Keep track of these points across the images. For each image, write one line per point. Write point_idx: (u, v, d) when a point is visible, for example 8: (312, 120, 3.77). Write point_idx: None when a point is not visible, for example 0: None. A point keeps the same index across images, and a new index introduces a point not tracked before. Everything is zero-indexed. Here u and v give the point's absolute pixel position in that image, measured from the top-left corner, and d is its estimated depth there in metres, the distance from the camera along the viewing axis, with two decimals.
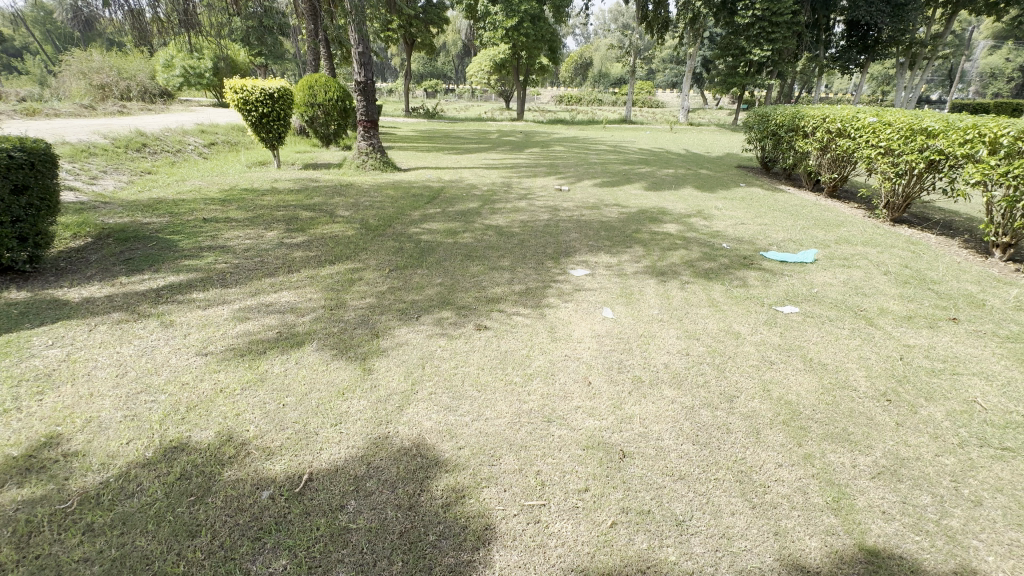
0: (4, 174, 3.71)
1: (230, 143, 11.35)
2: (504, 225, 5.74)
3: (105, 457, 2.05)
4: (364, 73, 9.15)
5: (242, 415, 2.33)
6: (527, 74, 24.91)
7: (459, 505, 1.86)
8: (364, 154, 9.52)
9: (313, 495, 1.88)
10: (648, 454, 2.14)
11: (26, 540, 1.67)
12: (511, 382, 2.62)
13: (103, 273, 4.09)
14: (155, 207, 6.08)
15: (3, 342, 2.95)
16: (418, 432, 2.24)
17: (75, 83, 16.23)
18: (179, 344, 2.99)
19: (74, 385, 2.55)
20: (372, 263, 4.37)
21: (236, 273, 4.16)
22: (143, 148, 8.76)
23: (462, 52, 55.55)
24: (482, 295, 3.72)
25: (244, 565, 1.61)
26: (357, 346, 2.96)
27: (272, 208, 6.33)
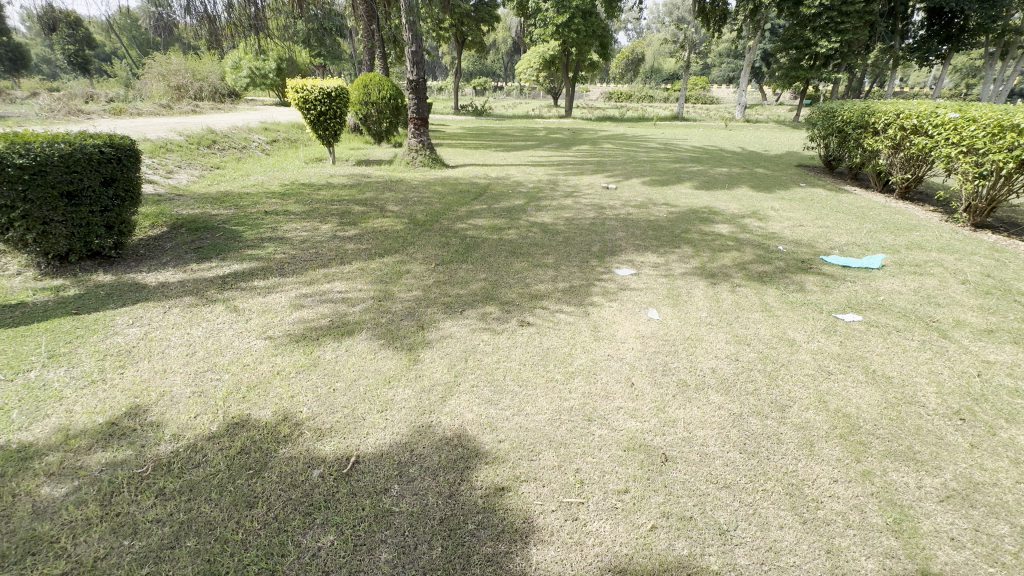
0: (95, 168, 4.10)
1: (291, 140, 11.95)
2: (549, 223, 5.73)
3: (176, 428, 2.23)
4: (416, 71, 9.37)
5: (296, 397, 2.47)
6: (576, 71, 24.68)
7: (498, 497, 1.89)
8: (414, 150, 9.74)
9: (360, 477, 1.97)
10: (692, 459, 2.08)
11: (109, 498, 1.85)
12: (552, 379, 2.63)
13: (177, 260, 4.44)
14: (223, 199, 6.52)
15: (92, 319, 3.26)
16: (460, 423, 2.28)
17: (155, 84, 17.62)
18: (241, 328, 3.19)
19: (150, 361, 2.79)
20: (419, 257, 4.49)
21: (293, 263, 4.39)
22: (213, 144, 9.39)
23: (511, 49, 55.78)
24: (525, 291, 3.74)
25: (295, 538, 1.70)
26: (403, 336, 3.05)
27: (326, 202, 6.62)
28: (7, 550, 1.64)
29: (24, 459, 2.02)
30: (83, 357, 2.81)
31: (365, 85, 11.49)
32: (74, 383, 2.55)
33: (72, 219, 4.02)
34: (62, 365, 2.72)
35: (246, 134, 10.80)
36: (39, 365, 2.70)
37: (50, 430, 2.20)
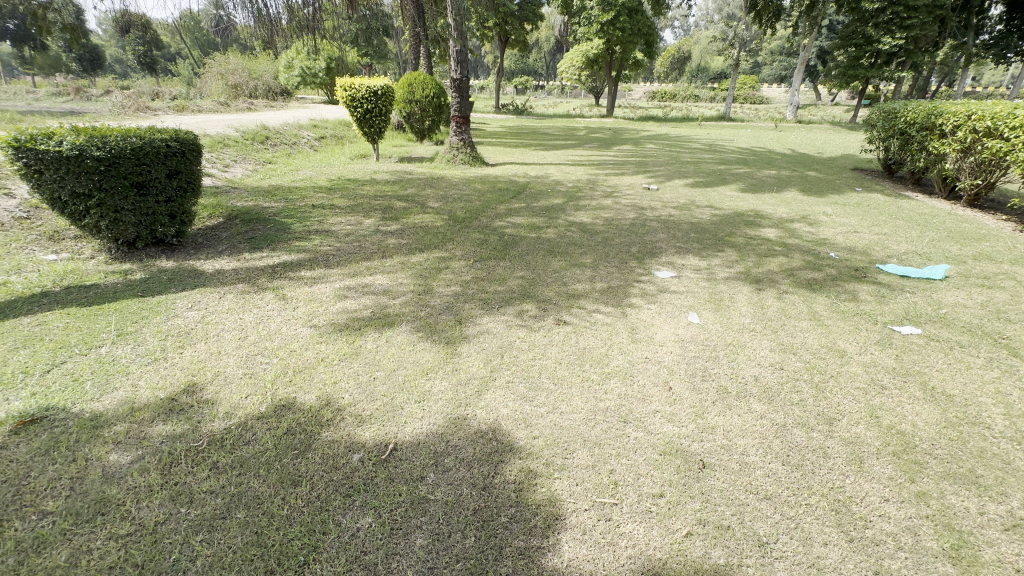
0: (161, 161, 4.38)
1: (337, 137, 12.36)
2: (589, 223, 5.68)
3: (229, 407, 2.37)
4: (461, 70, 9.49)
5: (339, 384, 2.56)
6: (619, 70, 24.33)
7: (531, 491, 1.90)
8: (455, 148, 9.87)
9: (397, 463, 2.03)
10: (731, 468, 2.03)
11: (169, 468, 1.98)
12: (588, 378, 2.61)
13: (231, 249, 4.69)
14: (274, 193, 6.83)
15: (155, 302, 3.50)
16: (495, 417, 2.31)
17: (214, 83, 18.60)
18: (289, 315, 3.34)
19: (207, 343, 2.96)
20: (458, 253, 4.55)
21: (338, 255, 4.55)
22: (266, 140, 9.83)
23: (554, 48, 55.59)
24: (562, 290, 3.74)
25: (336, 517, 1.78)
26: (442, 330, 3.11)
27: (370, 197, 6.81)
28: (80, 508, 1.79)
29: (95, 427, 2.20)
30: (147, 336, 3.02)
31: (409, 84, 11.73)
32: (140, 360, 2.75)
33: (140, 208, 4.30)
34: (129, 343, 2.93)
35: (297, 131, 11.25)
36: (110, 342, 2.92)
37: (118, 402, 2.38)
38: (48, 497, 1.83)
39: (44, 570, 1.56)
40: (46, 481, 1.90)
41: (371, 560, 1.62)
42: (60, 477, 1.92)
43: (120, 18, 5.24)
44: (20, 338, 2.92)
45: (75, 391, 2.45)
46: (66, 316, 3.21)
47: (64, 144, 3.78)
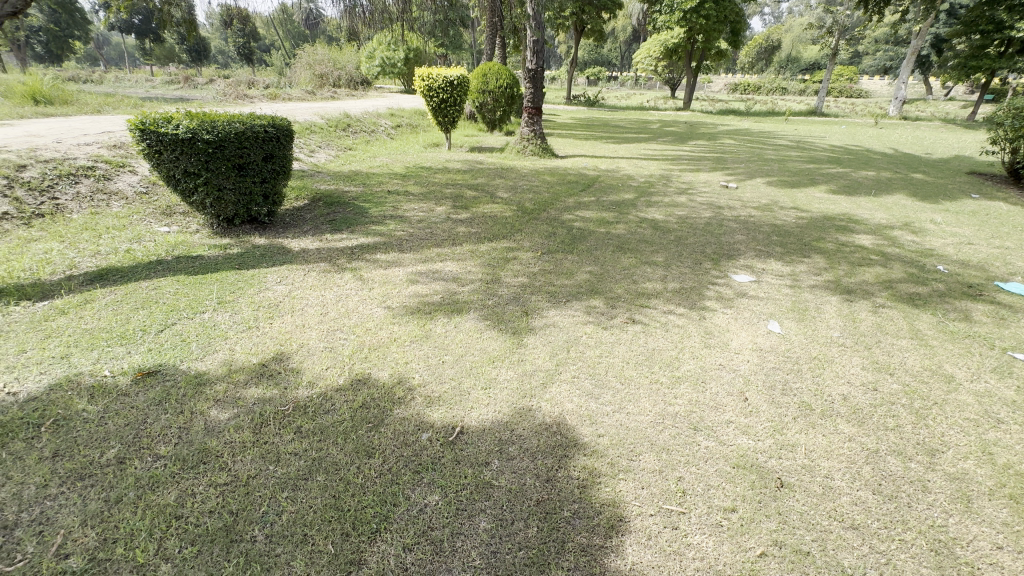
0: (259, 145, 4.74)
1: (412, 125, 12.78)
2: (661, 220, 5.48)
3: (311, 376, 2.55)
4: (536, 60, 9.42)
5: (410, 364, 2.68)
6: (699, 60, 23.16)
7: (594, 489, 1.89)
8: (526, 139, 9.87)
9: (464, 446, 2.09)
10: (812, 490, 1.89)
11: (259, 428, 2.17)
12: (656, 381, 2.54)
13: (315, 229, 5.01)
14: (354, 178, 7.19)
15: (250, 274, 3.82)
16: (560, 411, 2.31)
17: (303, 73, 19.94)
18: (365, 295, 3.52)
19: (293, 315, 3.19)
20: (526, 245, 4.56)
21: (411, 240, 4.73)
22: (348, 128, 10.35)
23: (630, 37, 53.97)
24: (631, 288, 3.65)
25: (405, 491, 1.86)
26: (508, 320, 3.14)
27: (441, 186, 6.99)
28: (187, 455, 2.00)
29: (199, 384, 2.45)
30: (242, 305, 3.30)
31: (484, 74, 11.83)
32: (236, 327, 3.02)
33: (240, 188, 4.69)
34: (227, 310, 3.22)
35: (375, 119, 11.74)
36: (211, 309, 3.23)
37: (219, 363, 2.64)
38: (161, 441, 2.07)
39: (157, 505, 1.76)
40: (159, 427, 2.14)
41: (438, 537, 1.68)
42: (170, 425, 2.16)
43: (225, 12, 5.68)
44: (139, 299, 3.30)
45: (183, 350, 2.74)
46: (176, 283, 3.58)
47: (181, 127, 4.20)
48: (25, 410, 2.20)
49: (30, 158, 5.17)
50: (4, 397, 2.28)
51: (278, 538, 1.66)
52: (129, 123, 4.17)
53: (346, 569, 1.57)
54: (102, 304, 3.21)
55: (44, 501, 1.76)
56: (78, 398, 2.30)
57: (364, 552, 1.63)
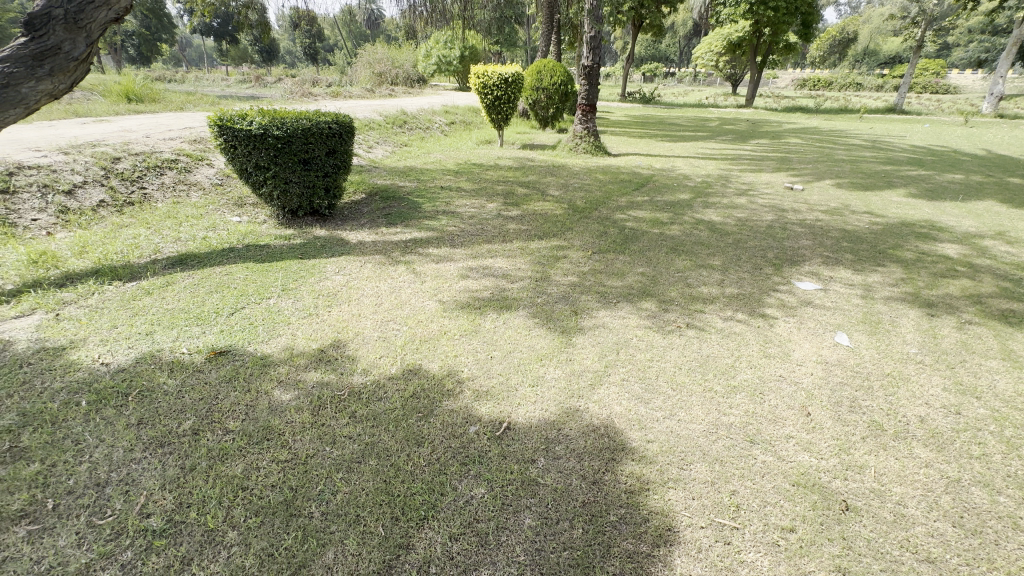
0: (323, 141, 4.95)
1: (466, 122, 12.95)
2: (718, 222, 5.27)
3: (366, 364, 2.65)
4: (593, 56, 9.28)
5: (459, 357, 2.72)
6: (765, 54, 22.00)
7: (642, 496, 1.84)
8: (579, 137, 9.77)
9: (510, 442, 2.10)
10: (882, 517, 1.76)
11: (318, 410, 2.28)
12: (710, 389, 2.44)
13: (371, 223, 5.19)
14: (409, 173, 7.40)
15: (311, 264, 4.01)
16: (608, 413, 2.27)
17: (363, 72, 20.72)
18: (417, 288, 3.62)
19: (349, 305, 3.33)
20: (577, 243, 4.52)
21: (462, 236, 4.81)
22: (404, 125, 10.64)
23: (690, 31, 52.14)
24: (685, 291, 3.53)
25: (452, 482, 1.90)
26: (557, 319, 3.13)
27: (493, 182, 7.04)
28: (252, 431, 2.13)
29: (265, 365, 2.62)
30: (304, 293, 3.48)
31: (538, 71, 11.80)
32: (298, 313, 3.19)
33: (304, 181, 4.93)
34: (290, 297, 3.41)
35: (431, 116, 12.00)
36: (276, 295, 3.42)
37: (282, 347, 2.80)
38: (231, 416, 2.22)
39: (225, 476, 1.90)
40: (228, 404, 2.30)
41: (483, 529, 1.70)
42: (238, 402, 2.31)
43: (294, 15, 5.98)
44: (213, 283, 3.55)
45: (251, 333, 2.93)
46: (245, 270, 3.83)
47: (254, 124, 4.49)
48: (115, 379, 2.43)
49: (124, 151, 5.69)
50: (99, 367, 2.52)
51: (333, 517, 1.74)
52: (210, 120, 4.52)
53: (396, 552, 1.62)
54: (181, 287, 3.48)
55: (130, 464, 1.94)
56: (159, 372, 2.52)
57: (412, 537, 1.67)
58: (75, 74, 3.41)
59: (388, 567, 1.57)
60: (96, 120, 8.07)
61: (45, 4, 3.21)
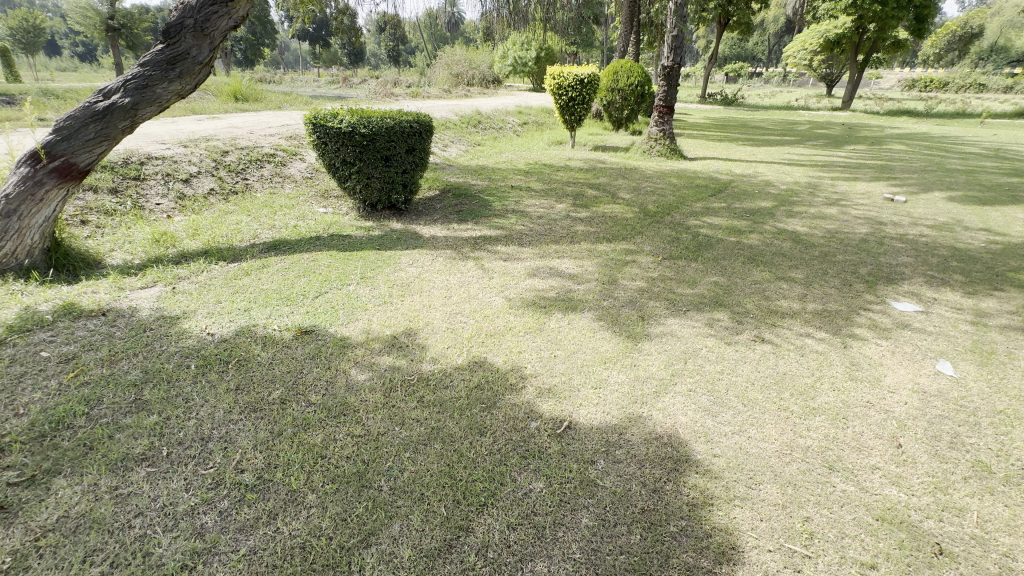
0: (403, 138, 5.20)
1: (538, 122, 13.05)
2: (803, 233, 4.92)
3: (434, 353, 2.77)
4: (673, 56, 8.97)
5: (523, 354, 2.77)
6: (868, 53, 20.15)
7: (705, 510, 1.79)
8: (654, 139, 9.51)
9: (571, 441, 2.11)
10: (984, 567, 1.59)
11: (389, 392, 2.43)
12: (785, 409, 2.31)
13: (443, 219, 5.39)
14: (481, 172, 7.59)
15: (387, 255, 4.25)
16: (672, 423, 2.22)
17: (441, 73, 21.56)
18: (485, 284, 3.72)
19: (420, 296, 3.50)
20: (647, 248, 4.42)
21: (530, 235, 4.87)
22: (478, 125, 10.91)
23: (782, 29, 48.94)
24: (762, 304, 3.34)
25: (512, 474, 1.94)
26: (624, 323, 3.09)
27: (562, 183, 7.04)
28: (331, 405, 2.31)
29: (344, 346, 2.82)
30: (380, 282, 3.70)
31: (615, 72, 11.64)
32: (374, 300, 3.40)
33: (385, 177, 5.21)
34: (368, 285, 3.64)
35: (504, 116, 12.21)
36: (356, 283, 3.66)
37: (359, 331, 3.00)
38: (313, 390, 2.42)
39: (307, 443, 2.07)
40: (312, 378, 2.51)
41: (540, 522, 1.73)
42: (320, 378, 2.52)
43: (381, 19, 6.33)
44: (301, 268, 3.87)
45: (332, 316, 3.16)
46: (329, 257, 4.13)
47: (344, 122, 4.87)
48: (219, 348, 2.73)
49: (231, 145, 6.33)
50: (205, 336, 2.84)
51: (400, 492, 1.85)
52: (306, 118, 4.97)
53: (456, 533, 1.70)
54: (274, 270, 3.82)
55: (229, 424, 2.18)
56: (254, 344, 2.79)
57: (472, 521, 1.74)
58: (199, 76, 3.85)
59: (449, 547, 1.65)
60: (210, 117, 9.04)
61: (178, 15, 3.66)
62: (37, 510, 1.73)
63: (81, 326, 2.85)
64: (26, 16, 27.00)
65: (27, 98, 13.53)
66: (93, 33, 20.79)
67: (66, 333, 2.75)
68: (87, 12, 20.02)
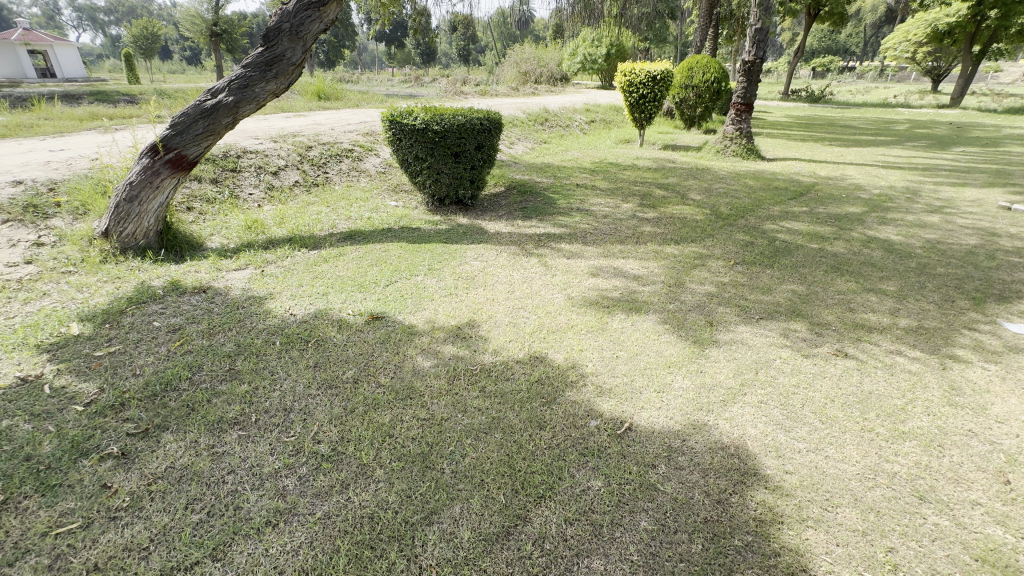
0: (473, 135, 5.31)
1: (606, 120, 12.84)
2: (898, 242, 4.49)
3: (496, 345, 2.84)
4: (755, 50, 8.47)
5: (585, 352, 2.76)
6: (987, 43, 17.89)
7: (773, 527, 1.70)
8: (729, 138, 9.05)
9: (631, 443, 2.09)
10: None
11: (453, 379, 2.52)
12: (869, 430, 2.13)
13: (508, 215, 5.46)
14: (546, 170, 7.60)
15: (453, 248, 4.38)
16: (740, 434, 2.12)
17: (510, 72, 21.76)
18: (548, 281, 3.74)
19: (484, 289, 3.58)
20: (718, 252, 4.23)
21: (594, 234, 4.81)
22: (545, 122, 10.92)
23: (882, 19, 44.63)
24: (846, 316, 3.10)
25: (570, 470, 1.95)
26: (690, 328, 2.99)
27: (630, 182, 6.89)
28: (399, 388, 2.44)
29: (412, 333, 2.95)
30: (447, 274, 3.82)
31: (689, 68, 11.20)
32: (441, 291, 3.52)
33: (454, 173, 5.35)
34: (435, 277, 3.78)
35: (571, 114, 12.11)
36: (423, 274, 3.81)
37: (425, 319, 3.12)
38: (383, 373, 2.56)
39: (376, 422, 2.20)
40: (382, 361, 2.65)
41: (598, 521, 1.73)
42: (389, 361, 2.66)
43: (454, 19, 6.50)
44: (374, 257, 4.09)
45: (402, 304, 3.32)
46: (399, 248, 4.32)
47: (418, 120, 5.08)
48: (300, 328, 2.96)
49: (315, 141, 6.78)
50: (289, 316, 3.09)
51: (461, 476, 1.92)
52: (384, 115, 5.24)
53: (514, 521, 1.73)
54: (350, 258, 4.07)
55: (308, 397, 2.36)
56: (331, 326, 2.99)
57: (530, 511, 1.77)
58: (292, 76, 4.16)
59: (507, 533, 1.69)
60: (296, 115, 9.73)
61: (277, 20, 3.98)
62: (150, 458, 1.97)
63: (185, 301, 3.19)
64: (146, 24, 30.29)
65: (145, 97, 15.19)
66: (200, 39, 23.00)
67: (173, 307, 3.09)
68: (195, 19, 22.16)
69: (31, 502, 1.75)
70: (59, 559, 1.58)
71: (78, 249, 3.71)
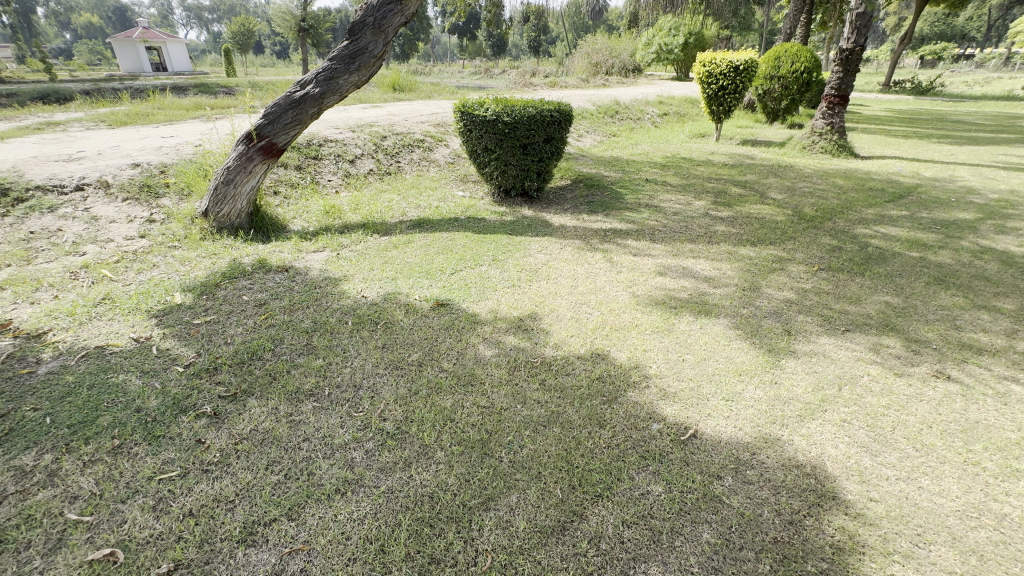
0: (543, 127, 5.28)
1: (680, 113, 12.30)
2: (1019, 254, 3.95)
3: (557, 339, 2.82)
4: (854, 37, 7.76)
5: (649, 353, 2.68)
6: None
7: (853, 557, 1.57)
8: (818, 133, 8.35)
9: (695, 450, 2.00)
10: None
11: (513, 370, 2.54)
12: (974, 464, 1.91)
13: (573, 209, 5.39)
14: (614, 164, 7.41)
15: (517, 240, 4.40)
16: (818, 454, 1.97)
17: (581, 63, 21.39)
18: (613, 277, 3.65)
19: (547, 282, 3.57)
20: (799, 256, 3.94)
21: (663, 232, 4.64)
22: (615, 115, 10.63)
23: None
24: (951, 335, 2.78)
25: (630, 471, 1.91)
26: (765, 335, 2.81)
27: (703, 179, 6.57)
28: (460, 374, 2.50)
29: (475, 322, 3.00)
30: (510, 266, 3.84)
31: (776, 57, 10.45)
32: (504, 282, 3.55)
33: (521, 164, 5.36)
34: (498, 267, 3.81)
35: (642, 107, 11.71)
36: (487, 264, 3.86)
37: (488, 309, 3.17)
38: (446, 358, 2.64)
39: (439, 405, 2.27)
40: (445, 347, 2.73)
41: (657, 526, 1.68)
42: (452, 348, 2.72)
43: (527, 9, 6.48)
44: (440, 246, 4.19)
45: (466, 292, 3.39)
46: (464, 238, 4.40)
47: (489, 111, 5.13)
48: (370, 310, 3.10)
49: (390, 131, 7.04)
50: (360, 298, 3.25)
51: (518, 466, 1.93)
52: (456, 106, 5.34)
53: (570, 517, 1.73)
54: (418, 245, 4.20)
55: (376, 376, 2.48)
56: (399, 310, 3.11)
57: (587, 508, 1.76)
58: (373, 69, 4.33)
59: (562, 528, 1.69)
60: (373, 106, 10.15)
61: (362, 14, 4.16)
62: (237, 420, 2.16)
63: (270, 278, 3.44)
64: (244, 22, 32.84)
65: (241, 89, 16.47)
66: (289, 34, 24.56)
67: (260, 283, 3.35)
68: (286, 16, 23.68)
69: (140, 448, 1.98)
70: (161, 501, 1.78)
71: (182, 226, 4.11)
